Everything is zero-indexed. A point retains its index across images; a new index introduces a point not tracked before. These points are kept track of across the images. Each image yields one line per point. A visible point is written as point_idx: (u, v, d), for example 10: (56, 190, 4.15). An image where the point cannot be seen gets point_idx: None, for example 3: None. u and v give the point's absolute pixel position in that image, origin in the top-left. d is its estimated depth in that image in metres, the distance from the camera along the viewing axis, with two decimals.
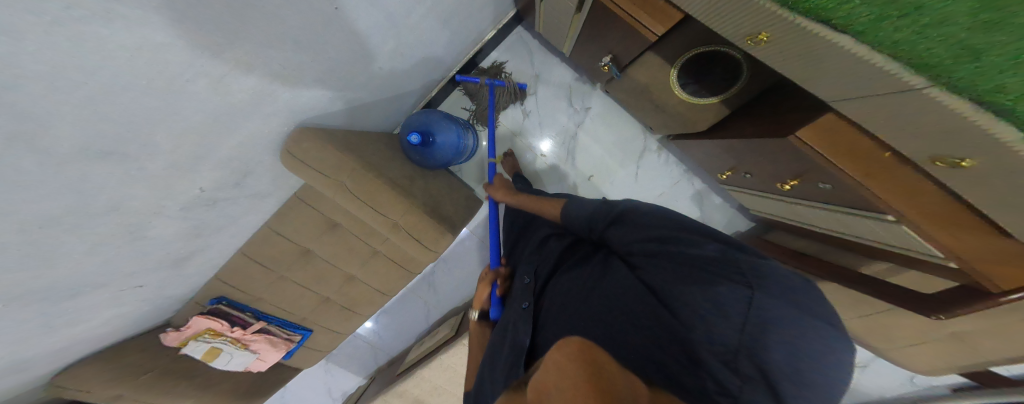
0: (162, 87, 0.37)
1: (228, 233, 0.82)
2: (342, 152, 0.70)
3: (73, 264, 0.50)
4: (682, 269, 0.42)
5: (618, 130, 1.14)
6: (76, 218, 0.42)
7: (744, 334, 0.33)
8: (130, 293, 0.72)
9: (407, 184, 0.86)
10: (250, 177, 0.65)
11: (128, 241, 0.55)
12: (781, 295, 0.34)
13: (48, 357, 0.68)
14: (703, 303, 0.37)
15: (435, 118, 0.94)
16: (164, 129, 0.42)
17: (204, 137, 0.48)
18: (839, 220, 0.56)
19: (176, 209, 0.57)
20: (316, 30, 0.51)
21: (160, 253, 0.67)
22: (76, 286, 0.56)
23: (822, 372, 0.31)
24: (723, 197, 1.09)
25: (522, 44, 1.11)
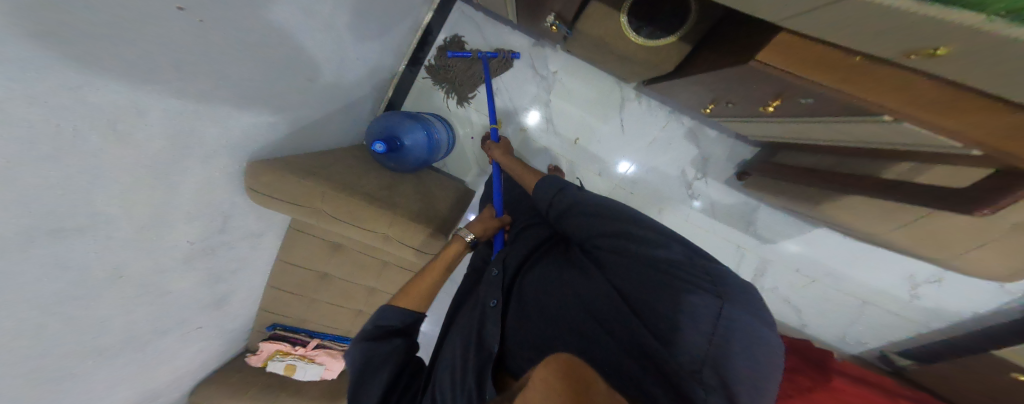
0: (136, 182, 0.43)
1: (248, 271, 0.92)
2: (308, 178, 0.67)
3: (120, 321, 0.61)
4: (653, 273, 0.45)
5: (592, 88, 1.05)
6: (93, 290, 0.51)
7: (710, 344, 0.36)
8: (193, 334, 0.87)
9: (387, 194, 0.82)
10: (235, 222, 0.71)
11: (155, 297, 0.65)
12: (745, 308, 0.38)
13: (153, 395, 0.85)
14: (674, 312, 0.40)
15: (397, 121, 0.90)
16: (146, 212, 0.48)
17: (183, 206, 0.54)
18: (837, 130, 0.50)
19: (187, 262, 0.66)
20: (260, 89, 0.55)
21: (196, 300, 0.79)
22: (137, 339, 0.69)
23: (769, 371, 0.36)
24: (718, 129, 1.02)
25: (466, 20, 1.04)
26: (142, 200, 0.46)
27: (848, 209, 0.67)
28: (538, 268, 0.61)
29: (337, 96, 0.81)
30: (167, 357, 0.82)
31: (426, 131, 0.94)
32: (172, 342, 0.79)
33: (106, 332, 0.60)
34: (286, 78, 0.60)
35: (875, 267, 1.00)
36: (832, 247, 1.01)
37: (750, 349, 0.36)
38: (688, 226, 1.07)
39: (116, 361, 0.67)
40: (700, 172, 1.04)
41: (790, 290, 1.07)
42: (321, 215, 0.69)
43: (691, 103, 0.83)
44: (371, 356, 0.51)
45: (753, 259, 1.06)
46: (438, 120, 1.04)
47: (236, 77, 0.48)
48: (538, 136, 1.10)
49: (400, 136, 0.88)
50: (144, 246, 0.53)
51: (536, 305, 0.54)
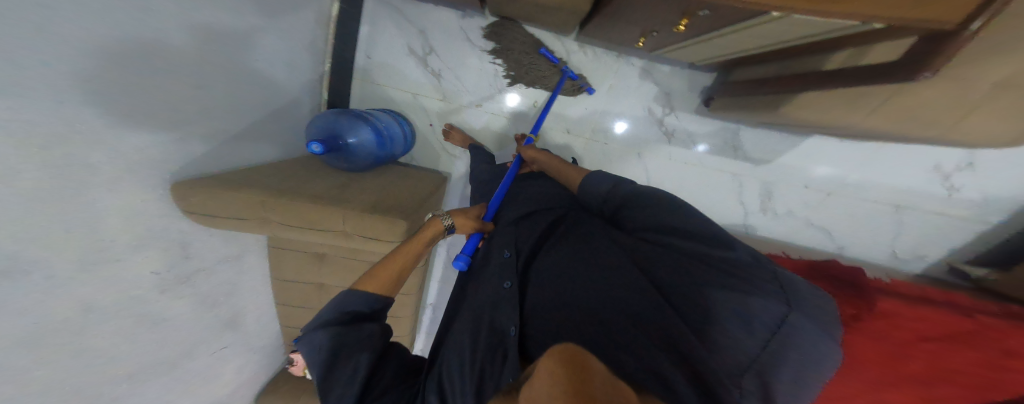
0: (63, 223, 0.46)
1: (248, 293, 0.98)
2: (239, 191, 0.66)
3: (130, 351, 0.68)
4: (704, 270, 0.42)
5: (533, 51, 0.98)
6: (80, 327, 0.55)
7: (763, 351, 0.35)
8: (222, 354, 0.95)
9: (340, 192, 0.78)
10: (196, 246, 0.73)
11: (154, 327, 0.71)
12: (814, 322, 0.36)
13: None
14: (731, 311, 0.37)
15: (339, 120, 0.84)
16: (89, 248, 0.51)
17: (126, 238, 0.56)
18: (756, 35, 0.53)
19: (169, 292, 0.71)
20: (163, 111, 0.55)
21: (205, 324, 0.85)
22: (161, 364, 0.76)
23: (808, 381, 0.35)
24: (670, 62, 0.95)
25: (376, 3, 0.98)
26: (73, 240, 0.48)
27: (825, 103, 0.65)
28: (554, 250, 0.58)
29: (255, 107, 0.80)
30: (202, 378, 0.91)
31: (374, 126, 0.89)
32: (200, 363, 0.88)
33: (122, 361, 0.66)
34: (195, 99, 0.61)
35: (896, 166, 0.92)
36: (833, 158, 0.94)
37: (803, 364, 0.34)
38: (670, 165, 1.02)
39: (150, 385, 0.75)
40: (667, 107, 0.98)
41: (810, 211, 1.00)
42: (271, 223, 0.69)
43: (624, 39, 0.79)
44: (343, 345, 0.45)
45: (754, 185, 1.01)
46: (390, 114, 1.00)
47: (124, 103, 0.48)
48: (493, 109, 1.05)
49: (344, 135, 0.83)
50: (111, 282, 0.57)
51: (555, 289, 0.51)
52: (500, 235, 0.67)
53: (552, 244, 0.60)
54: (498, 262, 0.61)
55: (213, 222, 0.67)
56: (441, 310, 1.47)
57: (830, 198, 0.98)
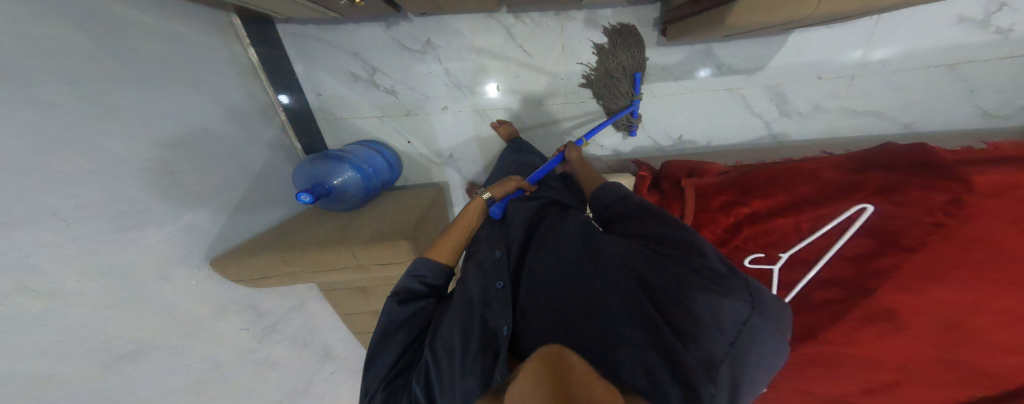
0: (127, 317, 0.61)
1: (326, 327, 1.21)
2: (256, 255, 0.77)
3: (264, 388, 0.96)
4: (684, 271, 0.45)
5: (470, 33, 0.95)
6: (195, 384, 0.75)
7: (732, 348, 0.38)
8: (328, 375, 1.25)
9: (342, 231, 0.85)
10: (262, 304, 0.91)
11: (261, 368, 0.94)
12: (774, 323, 0.39)
13: None
14: (704, 313, 0.40)
15: (322, 168, 0.93)
16: (161, 332, 0.67)
17: (188, 316, 0.72)
18: None
19: (268, 340, 0.95)
20: (171, 210, 0.68)
21: (297, 358, 1.08)
22: (275, 393, 1.00)
23: (765, 370, 0.38)
24: (611, 4, 0.89)
25: (305, 40, 1.02)
26: (169, 330, 0.68)
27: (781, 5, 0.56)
28: (542, 252, 0.61)
29: (254, 178, 0.93)
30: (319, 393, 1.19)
31: (354, 165, 0.97)
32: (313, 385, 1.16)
33: (248, 394, 0.90)
34: (195, 193, 0.73)
35: (912, 22, 0.81)
36: (832, 43, 0.86)
37: (764, 357, 0.38)
38: (664, 100, 0.96)
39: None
40: (629, 47, 0.90)
41: (839, 101, 0.91)
42: (297, 274, 0.82)
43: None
44: (397, 316, 0.54)
45: (759, 93, 0.93)
46: (369, 146, 1.08)
47: (151, 228, 0.64)
48: (459, 107, 1.05)
49: (329, 178, 0.91)
50: (219, 351, 0.80)
51: (548, 293, 0.54)
52: (489, 237, 0.68)
53: (541, 246, 0.63)
54: (489, 260, 0.62)
55: (257, 283, 0.82)
56: None
57: (855, 82, 0.89)
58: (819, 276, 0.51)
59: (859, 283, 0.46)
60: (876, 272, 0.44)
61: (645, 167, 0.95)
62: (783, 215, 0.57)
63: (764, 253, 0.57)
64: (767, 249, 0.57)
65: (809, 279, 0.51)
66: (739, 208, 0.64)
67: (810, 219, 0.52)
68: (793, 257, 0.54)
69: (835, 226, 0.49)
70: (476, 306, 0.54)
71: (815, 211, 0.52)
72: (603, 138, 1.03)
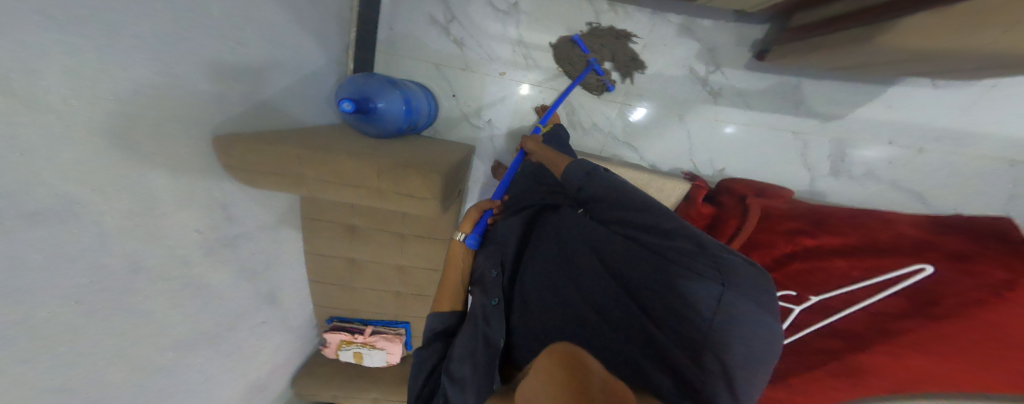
0: (86, 166, 0.45)
1: (282, 266, 1.05)
2: (276, 143, 0.70)
3: (184, 310, 0.75)
4: (661, 262, 0.47)
5: (556, 12, 1.00)
6: (109, 289, 0.55)
7: (710, 331, 0.39)
8: (261, 327, 1.07)
9: (372, 151, 0.84)
10: (234, 208, 0.75)
11: (195, 293, 0.75)
12: (750, 295, 0.39)
13: (239, 378, 1.05)
14: (678, 299, 0.43)
15: (372, 84, 0.87)
16: (109, 204, 0.50)
17: (152, 193, 0.57)
18: None
19: (221, 258, 0.78)
20: (205, 62, 0.58)
21: (239, 293, 0.90)
22: (198, 334, 0.81)
23: (757, 347, 0.38)
24: (715, 16, 0.94)
25: None
26: (125, 193, 0.52)
27: (940, 31, 0.54)
28: (534, 263, 0.66)
29: (295, 73, 0.85)
30: (240, 351, 1.00)
31: (403, 97, 0.93)
32: (241, 335, 0.98)
33: (163, 328, 0.70)
34: (230, 54, 0.63)
35: (973, 120, 0.90)
36: (924, 107, 0.91)
37: (747, 334, 0.38)
38: (727, 124, 1.01)
39: (198, 351, 0.83)
40: (711, 64, 0.97)
41: (895, 171, 0.96)
42: (309, 178, 0.75)
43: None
44: (423, 357, 0.63)
45: (824, 143, 0.97)
46: (421, 88, 1.05)
47: (173, 67, 0.53)
48: (517, 78, 1.08)
49: (375, 97, 0.86)
50: (159, 239, 0.62)
51: (543, 301, 0.59)
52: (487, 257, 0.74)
53: (532, 257, 0.67)
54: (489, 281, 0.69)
55: (250, 178, 0.71)
56: None
57: (922, 156, 0.94)
58: (832, 324, 0.49)
59: (862, 336, 0.45)
60: (894, 325, 0.44)
61: (699, 180, 0.97)
62: (841, 258, 0.56)
63: (795, 293, 0.55)
64: (801, 289, 0.55)
65: (823, 326, 0.49)
66: (802, 237, 0.64)
67: (864, 269, 0.52)
68: (820, 303, 0.52)
69: (885, 279, 0.49)
70: (479, 325, 0.62)
71: (873, 263, 0.52)
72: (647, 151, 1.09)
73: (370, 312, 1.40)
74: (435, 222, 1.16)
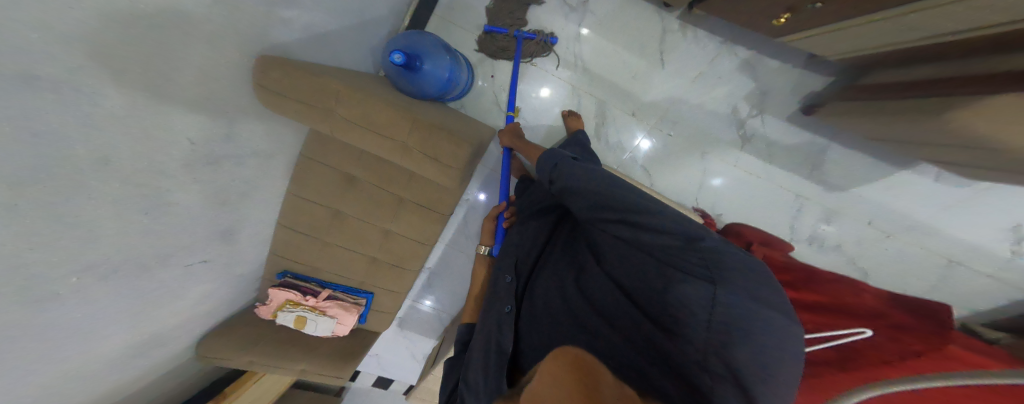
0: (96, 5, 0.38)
1: (258, 202, 0.93)
2: (319, 78, 0.72)
3: (117, 221, 0.57)
4: (651, 260, 0.40)
5: (624, 20, 1.08)
6: (67, 175, 0.45)
7: (706, 335, 0.31)
8: (198, 267, 0.87)
9: (407, 105, 0.87)
10: (237, 127, 0.71)
11: (152, 209, 0.62)
12: (751, 291, 0.31)
13: (171, 319, 0.90)
14: (671, 302, 0.35)
15: (423, 45, 0.94)
16: (103, 62, 0.43)
17: (157, 70, 0.50)
18: (887, 28, 0.64)
19: (196, 175, 0.67)
20: None
21: (202, 222, 0.77)
22: (138, 259, 0.67)
23: (785, 359, 0.27)
24: (782, 58, 1.02)
25: None
26: (127, 57, 0.45)
27: (982, 122, 0.59)
28: (549, 267, 0.59)
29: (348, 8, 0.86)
30: (173, 292, 0.83)
31: (449, 69, 0.98)
32: (177, 272, 0.80)
33: (102, 244, 0.57)
34: None
35: (958, 220, 1.00)
36: (926, 195, 1.00)
37: (763, 343, 0.28)
38: (745, 167, 1.09)
39: (109, 280, 0.64)
40: (756, 108, 1.06)
41: (867, 250, 1.08)
42: (339, 120, 0.77)
43: (758, 16, 0.82)
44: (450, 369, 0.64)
45: (816, 211, 1.08)
46: (465, 63, 1.11)
47: None
48: (558, 73, 1.14)
49: (422, 58, 0.91)
50: (102, 107, 0.45)
51: (547, 308, 0.53)
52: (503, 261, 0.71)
53: (547, 261, 0.61)
54: (501, 286, 0.64)
55: (276, 103, 0.72)
56: (438, 278, 1.54)
57: (888, 240, 1.06)
58: None
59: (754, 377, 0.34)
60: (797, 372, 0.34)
61: (708, 218, 1.04)
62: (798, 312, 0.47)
63: None
64: None
65: None
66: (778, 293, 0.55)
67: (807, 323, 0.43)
68: None
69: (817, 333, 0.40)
70: (489, 334, 0.56)
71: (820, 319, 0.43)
72: (662, 180, 1.15)
73: (334, 275, 1.26)
74: (439, 192, 1.12)
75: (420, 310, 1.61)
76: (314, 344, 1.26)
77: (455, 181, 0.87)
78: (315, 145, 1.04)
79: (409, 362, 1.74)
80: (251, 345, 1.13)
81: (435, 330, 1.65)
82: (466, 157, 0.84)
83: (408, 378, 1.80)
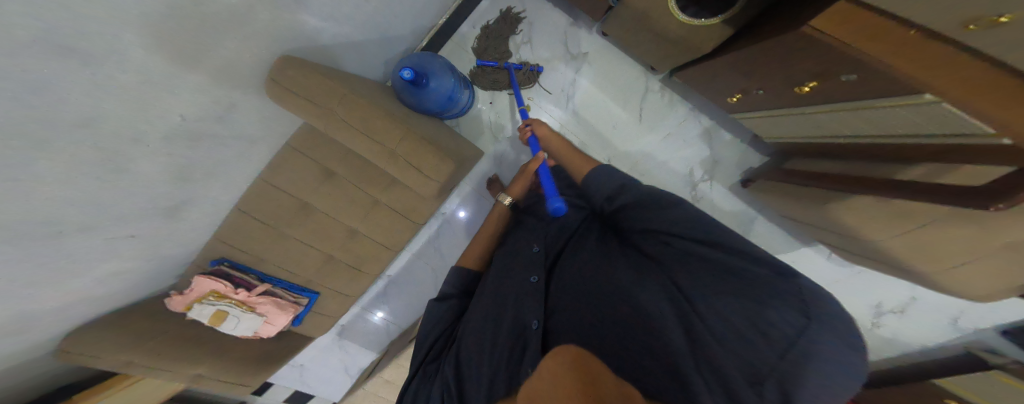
0: None
1: (222, 181, 0.85)
2: (331, 81, 0.75)
3: (53, 181, 0.49)
4: (733, 281, 0.45)
5: (619, 74, 1.25)
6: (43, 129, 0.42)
7: (780, 360, 0.37)
8: (124, 243, 0.75)
9: (405, 116, 0.90)
10: (231, 106, 0.70)
11: (107, 175, 0.56)
12: (836, 334, 0.37)
13: (72, 298, 0.76)
14: (748, 323, 0.41)
15: (430, 63, 0.99)
16: (130, 27, 0.43)
17: (176, 40, 0.50)
18: (798, 122, 0.84)
19: (167, 147, 0.62)
20: None
21: (153, 194, 0.69)
22: (61, 228, 0.58)
23: (828, 385, 0.35)
24: (734, 135, 1.25)
25: None
26: (155, 24, 0.46)
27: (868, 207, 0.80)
28: (584, 252, 0.61)
29: (372, 16, 0.92)
30: (84, 268, 0.71)
31: (453, 88, 1.03)
32: (97, 246, 0.68)
33: (33, 204, 0.50)
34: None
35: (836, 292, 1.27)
36: (816, 269, 1.27)
37: (828, 376, 0.35)
38: None
39: (7, 247, 0.51)
40: (708, 173, 1.27)
41: None
42: (333, 118, 0.76)
43: (720, 93, 1.03)
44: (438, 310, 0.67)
45: None
46: (467, 84, 1.17)
47: None
48: (551, 110, 1.26)
49: (428, 74, 0.96)
50: (105, 62, 0.43)
51: (583, 293, 0.55)
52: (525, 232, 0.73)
53: (583, 245, 0.63)
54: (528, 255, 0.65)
55: (279, 93, 0.71)
56: (395, 287, 1.47)
57: None
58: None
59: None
60: None
61: None
62: None
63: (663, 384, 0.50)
64: None
65: None
66: None
67: None
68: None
69: None
70: (514, 305, 0.57)
71: None
72: None
73: (283, 269, 1.15)
74: (417, 202, 1.13)
75: (367, 319, 1.51)
76: (225, 347, 1.11)
77: (432, 192, 0.91)
78: (302, 134, 0.99)
79: (340, 377, 1.59)
80: (148, 337, 0.93)
81: (378, 342, 1.55)
82: (448, 172, 0.88)
83: (333, 395, 1.63)
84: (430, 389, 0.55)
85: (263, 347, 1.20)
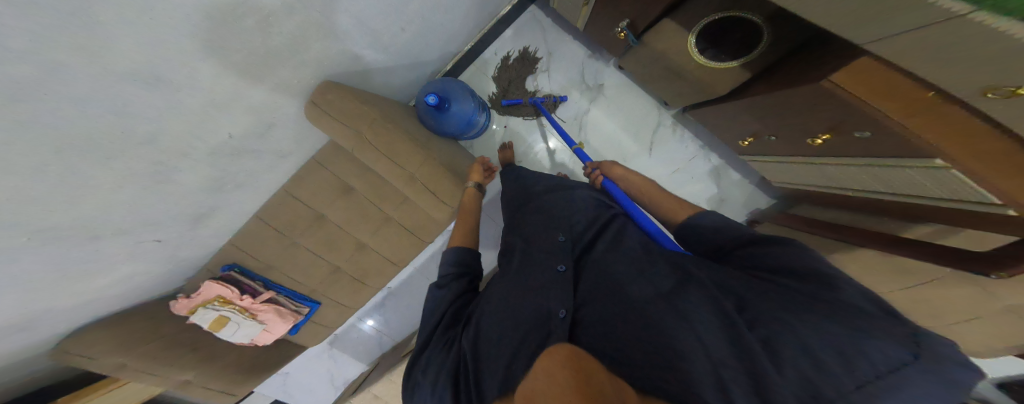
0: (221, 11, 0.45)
1: (247, 192, 0.89)
2: (360, 103, 0.81)
3: (99, 189, 0.53)
4: (798, 295, 0.39)
5: (634, 106, 1.32)
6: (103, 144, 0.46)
7: (858, 390, 0.30)
8: (149, 247, 0.78)
9: (425, 140, 0.95)
10: (267, 122, 0.74)
11: (148, 184, 0.60)
12: (948, 380, 0.29)
13: (90, 297, 0.78)
14: (830, 347, 0.33)
15: (453, 90, 1.05)
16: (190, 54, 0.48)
17: (225, 64, 0.55)
18: (807, 170, 0.88)
19: (205, 161, 0.66)
20: None
21: (184, 203, 0.73)
22: (96, 232, 0.61)
23: None
24: (743, 175, 1.29)
25: (535, 22, 1.32)
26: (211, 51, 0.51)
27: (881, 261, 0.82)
28: (616, 251, 0.60)
29: (406, 45, 0.99)
30: (108, 269, 0.73)
31: (471, 112, 1.10)
32: (124, 250, 0.71)
33: (77, 208, 0.53)
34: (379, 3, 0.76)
35: None
36: None
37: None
38: None
39: (43, 247, 0.54)
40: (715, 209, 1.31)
41: None
42: (360, 140, 0.81)
43: (733, 134, 1.08)
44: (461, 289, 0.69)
45: None
46: (484, 109, 1.24)
47: None
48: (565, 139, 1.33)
49: (450, 101, 1.02)
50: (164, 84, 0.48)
51: (613, 290, 0.52)
52: (551, 224, 0.74)
53: (615, 245, 0.63)
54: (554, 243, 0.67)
55: (316, 114, 0.77)
56: (394, 300, 1.49)
57: None
58: None
59: None
60: None
61: None
62: None
63: None
64: None
65: None
66: None
67: None
68: None
69: None
70: (540, 291, 0.57)
71: None
72: None
73: (289, 278, 1.17)
74: (426, 219, 1.17)
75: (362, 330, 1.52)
76: (215, 351, 1.11)
77: (446, 217, 0.96)
78: (326, 149, 1.04)
79: (325, 388, 1.57)
80: (145, 340, 0.93)
81: (370, 354, 1.56)
82: (462, 196, 0.92)
83: None
84: (442, 359, 0.57)
85: (249, 355, 1.20)
